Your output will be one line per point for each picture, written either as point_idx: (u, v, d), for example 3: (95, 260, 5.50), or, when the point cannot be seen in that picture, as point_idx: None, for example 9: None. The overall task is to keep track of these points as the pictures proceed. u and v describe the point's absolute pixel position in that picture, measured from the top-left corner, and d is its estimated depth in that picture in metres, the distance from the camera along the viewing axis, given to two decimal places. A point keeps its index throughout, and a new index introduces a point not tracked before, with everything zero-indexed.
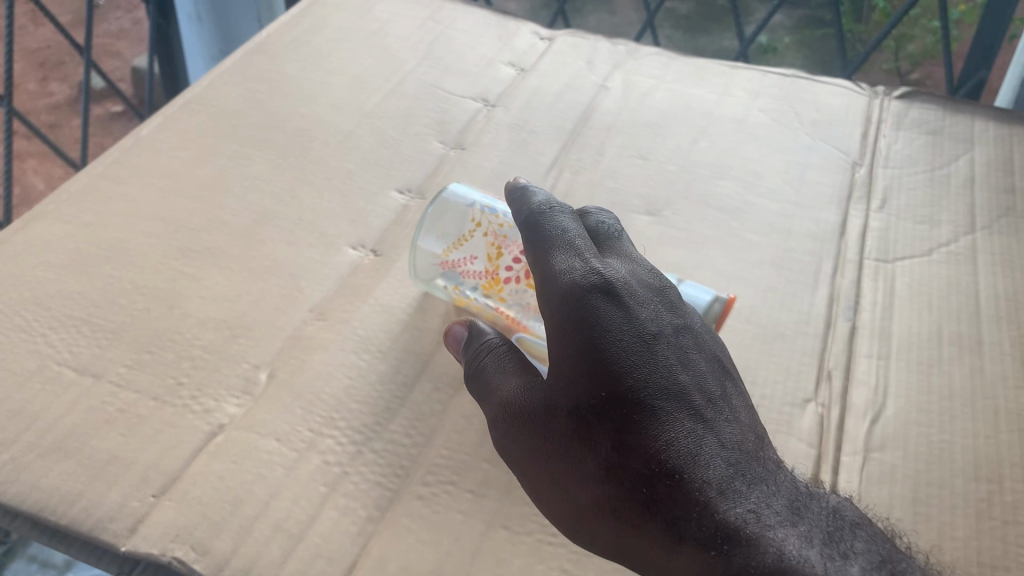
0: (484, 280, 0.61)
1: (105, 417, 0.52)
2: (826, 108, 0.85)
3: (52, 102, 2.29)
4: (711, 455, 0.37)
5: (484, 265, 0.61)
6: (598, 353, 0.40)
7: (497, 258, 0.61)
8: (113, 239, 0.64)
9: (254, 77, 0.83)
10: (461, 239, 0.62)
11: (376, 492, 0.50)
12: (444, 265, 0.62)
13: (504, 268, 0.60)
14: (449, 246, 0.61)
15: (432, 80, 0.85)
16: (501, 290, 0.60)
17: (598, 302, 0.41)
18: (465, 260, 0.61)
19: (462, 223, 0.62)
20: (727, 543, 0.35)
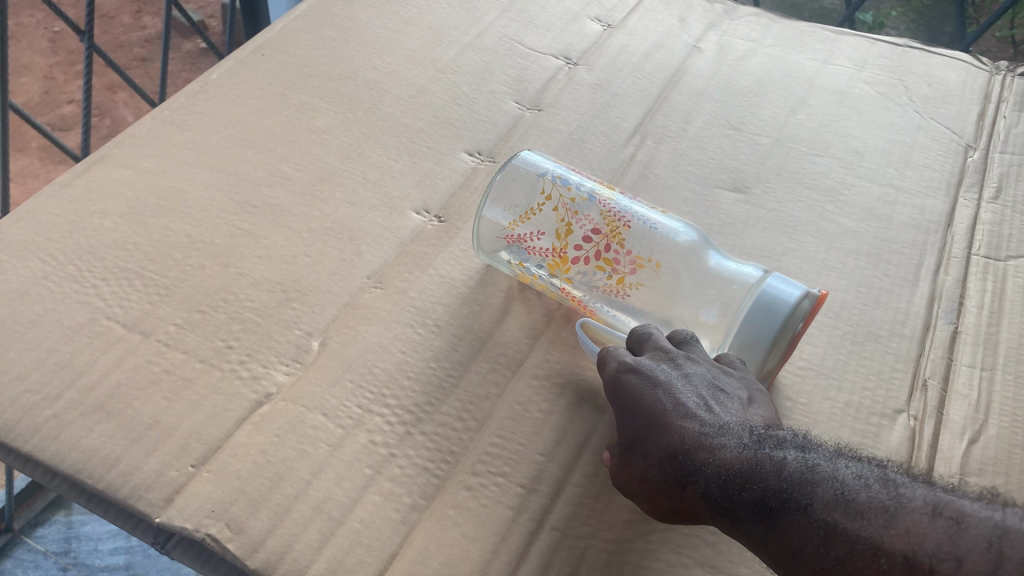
0: (551, 258, 0.56)
1: (151, 378, 0.50)
2: (940, 82, 0.78)
3: (144, 35, 2.30)
4: (727, 435, 0.43)
5: (552, 242, 0.57)
6: (642, 408, 0.46)
7: (566, 235, 0.57)
8: (173, 189, 0.62)
9: (327, 23, 0.79)
10: (531, 212, 0.58)
11: (422, 478, 0.47)
12: (512, 238, 0.57)
13: (573, 247, 0.56)
14: (516, 219, 0.57)
15: (513, 34, 0.81)
16: (568, 270, 0.56)
17: (637, 376, 0.47)
18: (532, 235, 0.57)
19: (532, 195, 0.58)
20: (741, 485, 0.41)
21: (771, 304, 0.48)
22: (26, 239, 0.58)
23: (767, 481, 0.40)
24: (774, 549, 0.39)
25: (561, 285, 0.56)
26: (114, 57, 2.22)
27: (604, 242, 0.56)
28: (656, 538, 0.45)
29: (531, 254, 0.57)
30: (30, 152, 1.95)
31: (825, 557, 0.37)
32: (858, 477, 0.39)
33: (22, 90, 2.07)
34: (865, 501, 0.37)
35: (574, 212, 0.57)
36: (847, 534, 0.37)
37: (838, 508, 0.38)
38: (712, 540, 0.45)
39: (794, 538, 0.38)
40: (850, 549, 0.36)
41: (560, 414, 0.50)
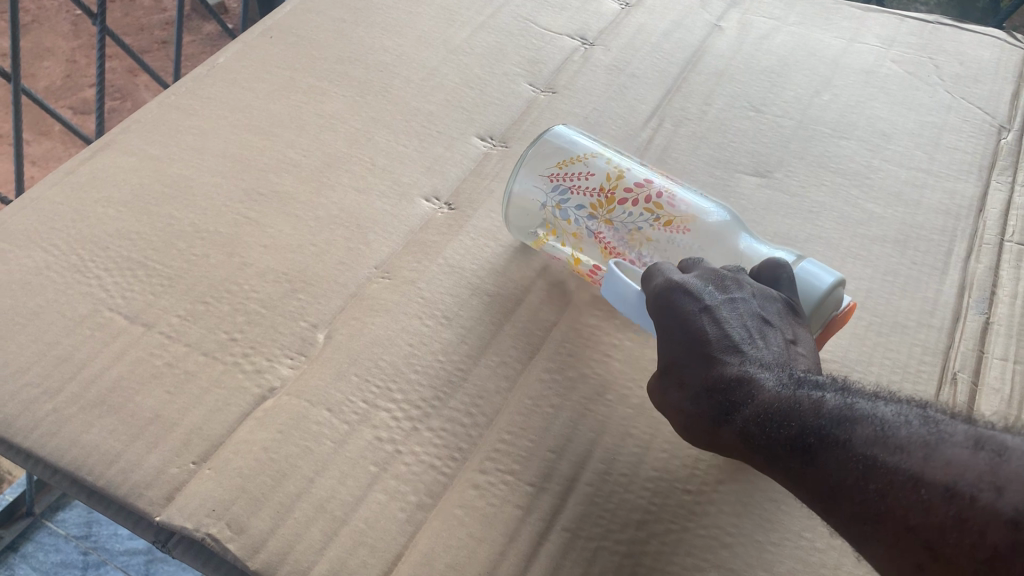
0: (596, 197, 0.55)
1: (153, 371, 0.49)
2: (972, 61, 0.75)
3: (163, 17, 2.29)
4: (769, 367, 0.41)
5: (600, 183, 0.55)
6: (684, 332, 0.44)
7: (615, 180, 0.55)
8: (179, 176, 0.60)
9: (338, 4, 0.77)
10: (576, 161, 0.56)
11: (429, 476, 0.45)
12: (551, 178, 0.56)
13: (622, 189, 0.55)
14: (567, 158, 0.56)
15: (528, 14, 0.78)
16: (611, 210, 0.54)
17: (681, 296, 0.44)
18: (580, 175, 0.56)
19: (585, 145, 0.58)
20: (780, 420, 0.39)
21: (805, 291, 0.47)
22: (29, 228, 0.56)
23: (807, 416, 0.38)
24: (810, 484, 0.37)
25: (596, 234, 0.55)
26: (133, 39, 2.22)
27: (648, 200, 0.54)
28: (670, 540, 0.43)
29: (570, 199, 0.55)
30: (52, 135, 1.95)
31: (863, 492, 0.35)
32: (898, 414, 0.37)
33: (44, 74, 2.07)
34: (905, 437, 0.36)
35: (620, 171, 0.56)
36: (887, 466, 0.35)
37: (879, 443, 0.36)
38: (727, 542, 0.43)
39: (831, 471, 0.36)
40: (888, 482, 0.35)
41: (572, 409, 0.49)
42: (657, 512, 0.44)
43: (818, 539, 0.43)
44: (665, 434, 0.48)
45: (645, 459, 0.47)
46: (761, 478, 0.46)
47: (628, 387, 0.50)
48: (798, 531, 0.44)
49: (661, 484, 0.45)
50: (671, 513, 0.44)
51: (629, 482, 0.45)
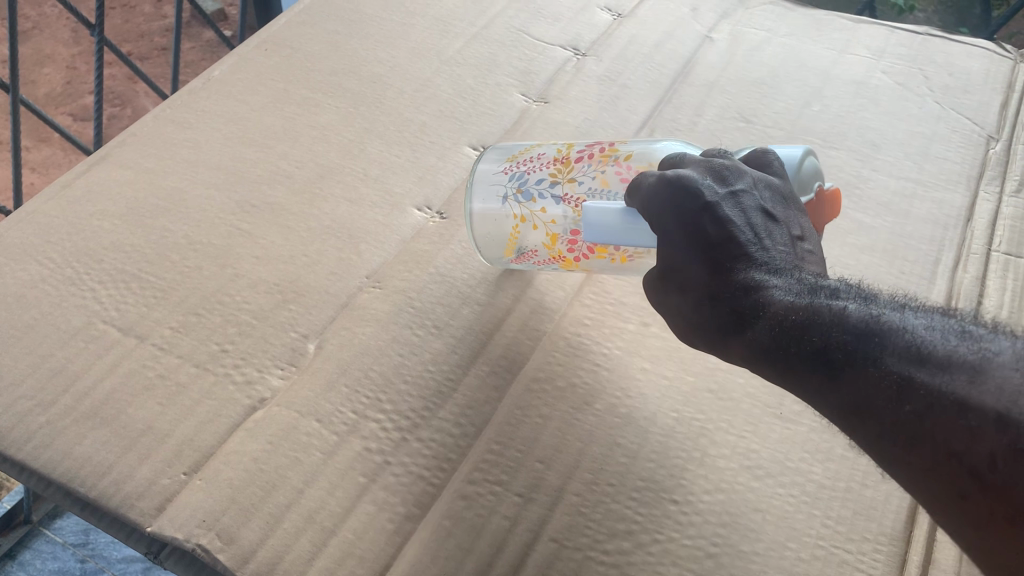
0: (553, 168, 0.55)
1: (145, 383, 0.49)
2: (961, 72, 0.75)
3: (164, 24, 2.30)
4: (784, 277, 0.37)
5: (553, 155, 0.55)
6: (690, 233, 0.40)
7: (566, 150, 0.56)
8: (173, 188, 0.61)
9: (333, 15, 0.78)
10: (522, 153, 0.57)
11: (418, 487, 0.46)
12: (505, 173, 0.56)
13: (575, 154, 0.55)
14: (513, 153, 0.58)
15: (521, 24, 0.79)
16: (571, 174, 0.54)
17: (683, 191, 0.40)
18: (531, 157, 0.56)
19: (517, 146, 0.59)
20: (799, 332, 0.35)
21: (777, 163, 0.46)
22: (24, 241, 0.57)
23: (830, 326, 0.34)
24: (830, 399, 0.33)
25: (564, 199, 0.54)
26: (133, 46, 2.22)
27: (599, 153, 0.54)
28: (655, 550, 0.43)
29: (527, 177, 0.55)
30: (52, 143, 1.96)
31: (894, 412, 0.31)
32: (932, 329, 0.33)
33: (44, 80, 2.08)
34: (944, 355, 0.31)
35: (566, 144, 0.57)
36: (925, 387, 0.31)
37: (915, 362, 0.32)
38: (713, 552, 0.43)
39: (857, 387, 0.32)
40: (925, 403, 0.30)
41: (560, 419, 0.49)
42: (643, 522, 0.45)
43: (802, 548, 0.44)
44: (651, 444, 0.48)
45: (632, 468, 0.47)
46: (748, 488, 0.46)
47: (615, 397, 0.51)
48: (782, 541, 0.44)
49: (647, 494, 0.46)
50: (657, 523, 0.44)
51: (616, 493, 0.46)
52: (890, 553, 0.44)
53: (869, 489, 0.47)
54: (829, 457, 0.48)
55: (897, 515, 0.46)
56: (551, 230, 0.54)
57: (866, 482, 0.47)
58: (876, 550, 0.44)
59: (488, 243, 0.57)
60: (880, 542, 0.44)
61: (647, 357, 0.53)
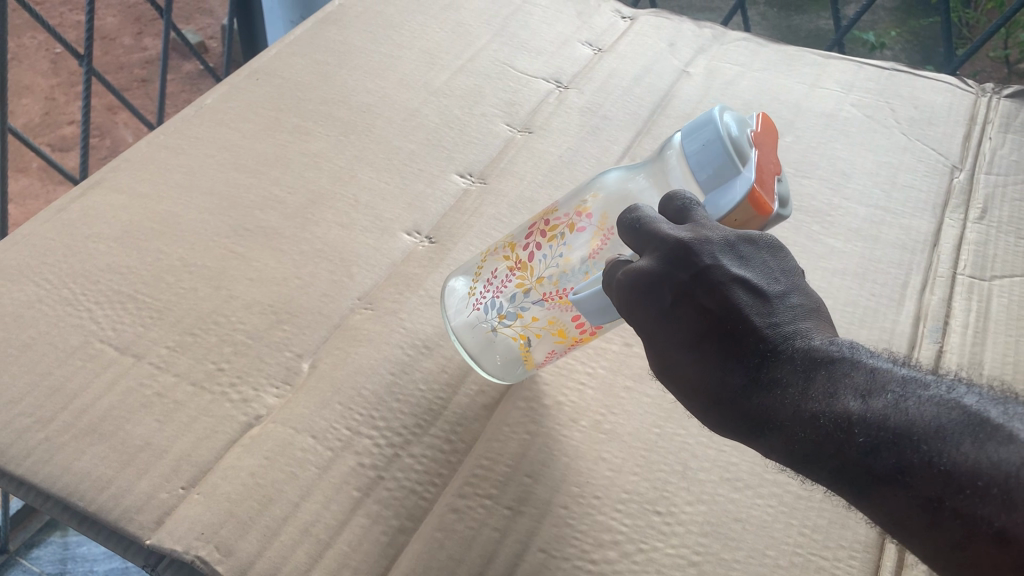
0: (516, 277, 0.50)
1: (142, 401, 0.50)
2: (926, 105, 0.79)
3: (144, 56, 2.32)
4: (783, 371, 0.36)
5: (508, 267, 0.51)
6: (677, 334, 0.38)
7: (512, 251, 0.51)
8: (168, 212, 0.62)
9: (321, 47, 0.80)
10: (479, 275, 0.53)
11: (410, 501, 0.47)
12: (474, 309, 0.53)
13: (522, 249, 0.51)
14: (475, 282, 0.54)
15: (504, 57, 0.82)
16: (532, 269, 0.50)
17: (649, 291, 0.39)
18: (492, 280, 0.52)
19: (472, 269, 0.55)
20: (808, 446, 0.33)
21: (701, 140, 0.42)
22: (21, 262, 0.58)
23: (837, 438, 0.32)
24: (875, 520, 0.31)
25: (543, 300, 0.49)
26: (113, 78, 2.24)
27: (540, 235, 0.50)
28: (641, 560, 0.45)
29: (495, 303, 0.51)
30: (31, 173, 1.96)
31: (936, 540, 0.29)
32: (944, 425, 0.30)
33: (24, 111, 2.08)
34: (965, 470, 0.28)
35: (507, 244, 0.52)
36: (958, 513, 0.28)
37: (938, 480, 0.29)
38: (696, 560, 0.45)
39: (887, 509, 0.30)
40: (965, 532, 0.28)
41: (547, 435, 0.51)
42: (629, 533, 0.46)
43: (781, 556, 0.46)
44: (636, 459, 0.50)
45: (617, 482, 0.49)
46: (728, 499, 0.48)
47: (599, 414, 0.53)
48: (761, 549, 0.46)
49: (632, 505, 0.47)
50: (642, 533, 0.46)
51: (602, 504, 0.47)
52: (865, 560, 0.46)
53: (844, 499, 0.49)
54: None
55: (871, 524, 0.48)
56: (549, 326, 0.50)
57: None
58: (851, 557, 0.46)
59: (505, 370, 0.53)
60: (855, 550, 0.46)
61: (630, 375, 0.55)
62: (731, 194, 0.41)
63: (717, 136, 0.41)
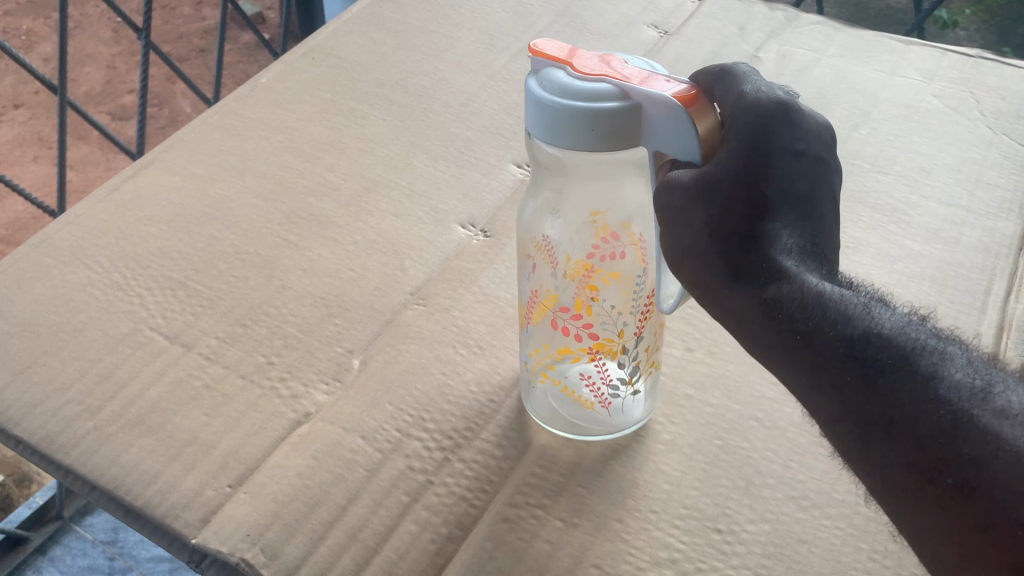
0: (600, 350, 0.49)
1: (191, 394, 0.49)
2: (1015, 95, 0.74)
3: (203, 26, 2.33)
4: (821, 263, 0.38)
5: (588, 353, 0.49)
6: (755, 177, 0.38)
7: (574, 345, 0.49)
8: (220, 197, 0.61)
9: (379, 27, 0.78)
10: (568, 386, 0.50)
11: (460, 508, 0.45)
12: (603, 406, 0.50)
13: (579, 338, 0.49)
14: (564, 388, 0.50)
15: (566, 40, 0.79)
16: (607, 339, 0.48)
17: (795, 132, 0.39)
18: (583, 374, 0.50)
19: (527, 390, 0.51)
20: (833, 315, 0.36)
21: (581, 132, 0.37)
22: (73, 244, 0.57)
23: (866, 324, 0.36)
24: (853, 397, 0.34)
25: (640, 331, 0.48)
26: (173, 47, 2.25)
27: (574, 319, 0.48)
28: None
29: (615, 381, 0.49)
30: (91, 142, 1.99)
31: (927, 433, 0.32)
32: (967, 368, 0.35)
33: (85, 79, 2.10)
34: (986, 397, 0.33)
35: (563, 351, 0.50)
36: (968, 420, 0.32)
37: (957, 391, 0.33)
38: None
39: (890, 392, 0.34)
40: (966, 435, 0.32)
41: (602, 444, 0.49)
42: (688, 552, 0.44)
43: None
44: (696, 472, 0.48)
45: (675, 496, 0.46)
46: (793, 519, 0.46)
47: (658, 423, 0.50)
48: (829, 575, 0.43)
49: (692, 522, 0.45)
50: (702, 553, 0.44)
51: (660, 520, 0.45)
52: None
53: None
54: None
55: None
56: (657, 333, 0.49)
57: None
58: None
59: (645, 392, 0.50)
60: None
61: (691, 383, 0.53)
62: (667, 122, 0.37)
63: (594, 114, 0.37)
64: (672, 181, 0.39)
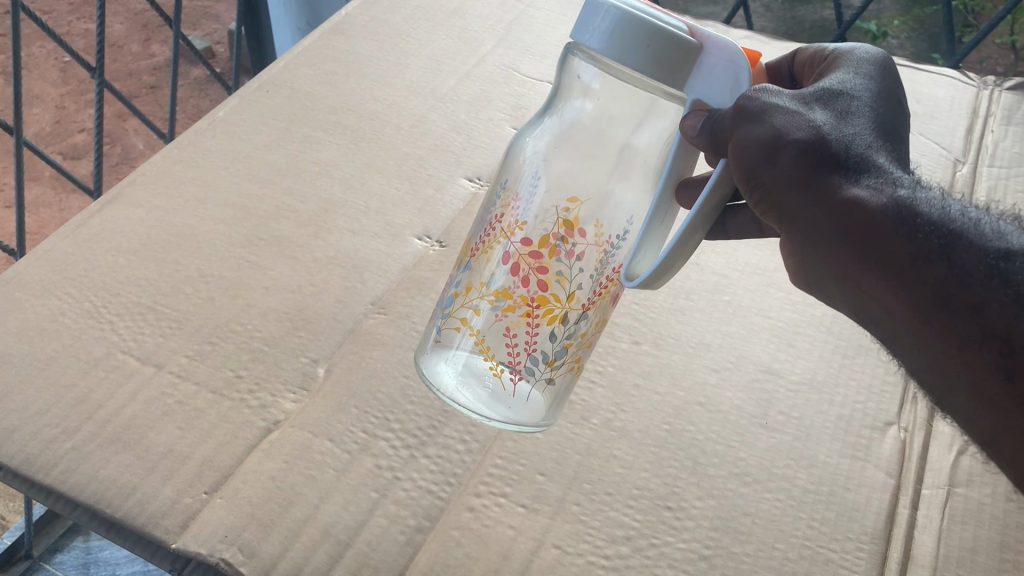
0: (539, 312, 0.52)
1: (164, 410, 0.52)
2: (928, 99, 0.80)
3: (152, 63, 2.34)
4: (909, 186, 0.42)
5: (525, 310, 0.53)
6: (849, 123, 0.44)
7: (518, 292, 0.53)
8: (184, 224, 0.64)
9: (329, 57, 0.82)
10: (484, 343, 0.53)
11: (426, 501, 0.48)
12: (513, 382, 0.53)
13: (525, 286, 0.53)
14: (486, 350, 0.53)
15: (509, 62, 0.83)
16: (549, 294, 0.52)
17: (882, 107, 0.46)
18: (524, 335, 0.53)
19: (461, 342, 0.54)
20: (932, 219, 0.40)
21: (642, 45, 0.42)
22: (42, 276, 0.59)
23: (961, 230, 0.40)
24: (950, 283, 0.39)
25: (583, 313, 0.52)
26: (123, 85, 2.26)
27: (533, 260, 0.52)
28: (653, 554, 0.46)
29: (536, 358, 0.53)
30: (42, 182, 1.99)
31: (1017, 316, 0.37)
32: None
33: (34, 120, 2.10)
34: None
35: (505, 297, 0.53)
36: None
37: None
38: (707, 554, 0.46)
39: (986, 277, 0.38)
40: None
41: (558, 434, 0.52)
42: (641, 528, 0.47)
43: (790, 549, 0.46)
44: (646, 455, 0.51)
45: (627, 478, 0.50)
46: (735, 492, 0.49)
47: (610, 411, 0.54)
48: (771, 542, 0.47)
49: (644, 501, 0.49)
50: (654, 528, 0.47)
51: (614, 501, 0.49)
52: (871, 552, 0.46)
53: (850, 492, 0.49)
54: (812, 463, 0.51)
55: (877, 516, 0.48)
56: (596, 326, 0.54)
57: (847, 485, 0.50)
58: (858, 549, 0.47)
59: (552, 397, 0.53)
60: (862, 541, 0.47)
61: (640, 373, 0.56)
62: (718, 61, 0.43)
63: (660, 33, 0.42)
64: (767, 95, 0.43)
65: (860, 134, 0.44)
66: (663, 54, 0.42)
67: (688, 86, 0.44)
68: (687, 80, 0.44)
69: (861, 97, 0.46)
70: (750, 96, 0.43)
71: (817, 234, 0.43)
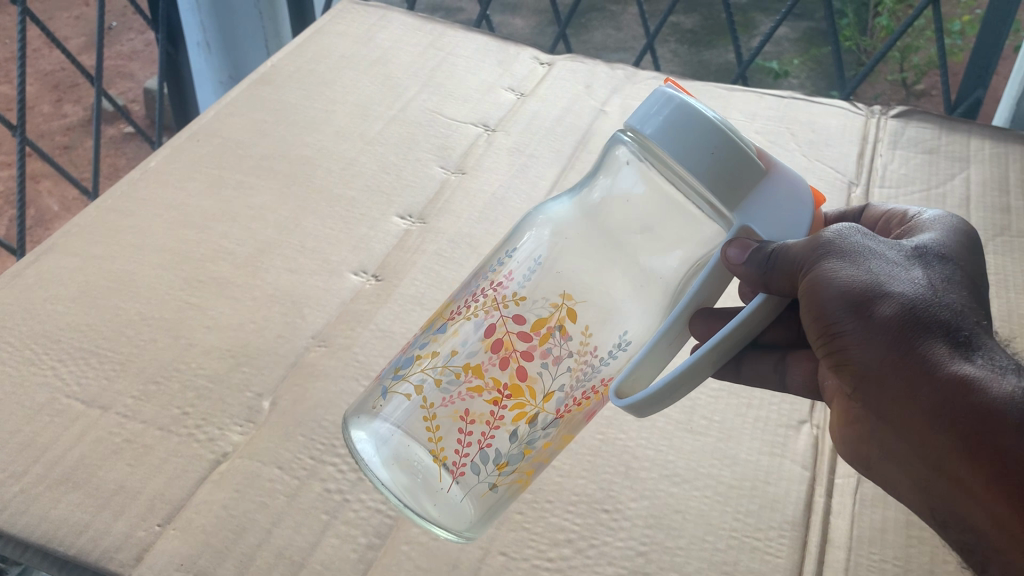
0: (511, 410, 0.49)
1: (112, 448, 0.53)
2: (822, 128, 0.87)
3: (65, 123, 2.31)
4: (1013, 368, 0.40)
5: (490, 402, 0.50)
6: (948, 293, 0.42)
7: (488, 380, 0.50)
8: (121, 271, 0.65)
9: (258, 106, 0.84)
10: (433, 422, 0.50)
11: (376, 519, 0.51)
12: (452, 476, 0.49)
13: (499, 373, 0.50)
14: (432, 431, 0.49)
15: (433, 106, 0.87)
16: (525, 389, 0.50)
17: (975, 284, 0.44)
18: (485, 426, 0.49)
19: (405, 419, 0.50)
20: None
21: (708, 147, 0.41)
22: None
23: None
24: None
25: (555, 418, 0.49)
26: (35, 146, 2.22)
27: (522, 344, 0.50)
28: (593, 553, 0.49)
29: (487, 455, 0.49)
30: None
31: None
32: None
33: None
34: None
35: (476, 375, 0.50)
36: None
37: None
38: (643, 551, 0.49)
39: None
40: None
41: None
42: (580, 530, 0.50)
43: (719, 540, 0.50)
44: (582, 464, 0.54)
45: (565, 486, 0.53)
46: (665, 491, 0.53)
47: None
48: (700, 535, 0.50)
49: (582, 505, 0.52)
50: (593, 530, 0.50)
51: (554, 507, 0.51)
52: (792, 538, 0.50)
53: (771, 485, 0.53)
54: (735, 461, 0.55)
55: (796, 505, 0.52)
56: (560, 440, 0.50)
57: (768, 479, 0.54)
58: (780, 536, 0.50)
59: (484, 506, 0.49)
60: (783, 529, 0.51)
61: None
62: (778, 190, 0.43)
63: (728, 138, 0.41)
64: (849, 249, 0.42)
65: (960, 304, 0.42)
66: (728, 164, 0.41)
67: (738, 210, 0.43)
68: (740, 203, 0.43)
69: (957, 265, 0.45)
70: (833, 239, 0.42)
71: (905, 402, 0.41)
